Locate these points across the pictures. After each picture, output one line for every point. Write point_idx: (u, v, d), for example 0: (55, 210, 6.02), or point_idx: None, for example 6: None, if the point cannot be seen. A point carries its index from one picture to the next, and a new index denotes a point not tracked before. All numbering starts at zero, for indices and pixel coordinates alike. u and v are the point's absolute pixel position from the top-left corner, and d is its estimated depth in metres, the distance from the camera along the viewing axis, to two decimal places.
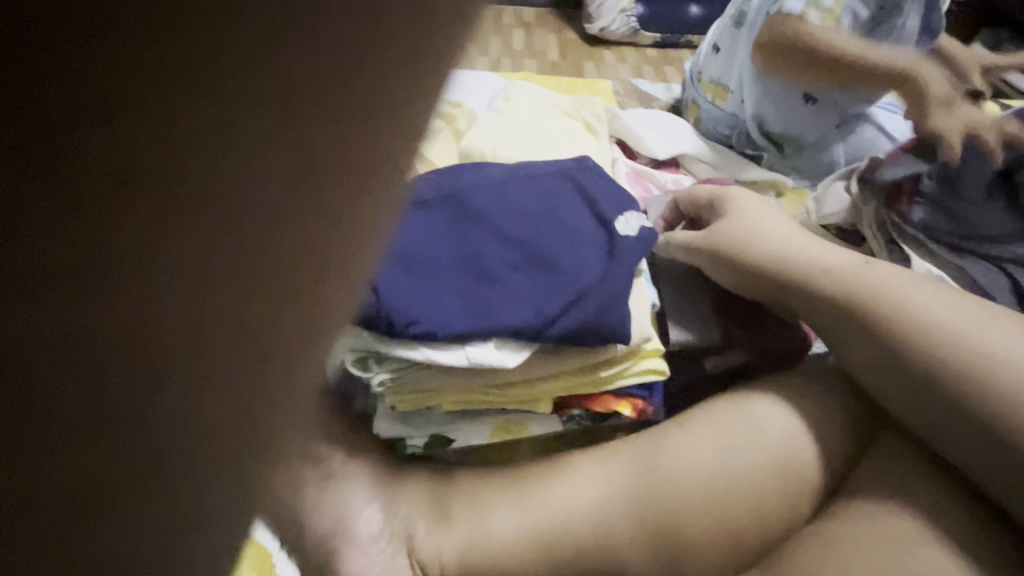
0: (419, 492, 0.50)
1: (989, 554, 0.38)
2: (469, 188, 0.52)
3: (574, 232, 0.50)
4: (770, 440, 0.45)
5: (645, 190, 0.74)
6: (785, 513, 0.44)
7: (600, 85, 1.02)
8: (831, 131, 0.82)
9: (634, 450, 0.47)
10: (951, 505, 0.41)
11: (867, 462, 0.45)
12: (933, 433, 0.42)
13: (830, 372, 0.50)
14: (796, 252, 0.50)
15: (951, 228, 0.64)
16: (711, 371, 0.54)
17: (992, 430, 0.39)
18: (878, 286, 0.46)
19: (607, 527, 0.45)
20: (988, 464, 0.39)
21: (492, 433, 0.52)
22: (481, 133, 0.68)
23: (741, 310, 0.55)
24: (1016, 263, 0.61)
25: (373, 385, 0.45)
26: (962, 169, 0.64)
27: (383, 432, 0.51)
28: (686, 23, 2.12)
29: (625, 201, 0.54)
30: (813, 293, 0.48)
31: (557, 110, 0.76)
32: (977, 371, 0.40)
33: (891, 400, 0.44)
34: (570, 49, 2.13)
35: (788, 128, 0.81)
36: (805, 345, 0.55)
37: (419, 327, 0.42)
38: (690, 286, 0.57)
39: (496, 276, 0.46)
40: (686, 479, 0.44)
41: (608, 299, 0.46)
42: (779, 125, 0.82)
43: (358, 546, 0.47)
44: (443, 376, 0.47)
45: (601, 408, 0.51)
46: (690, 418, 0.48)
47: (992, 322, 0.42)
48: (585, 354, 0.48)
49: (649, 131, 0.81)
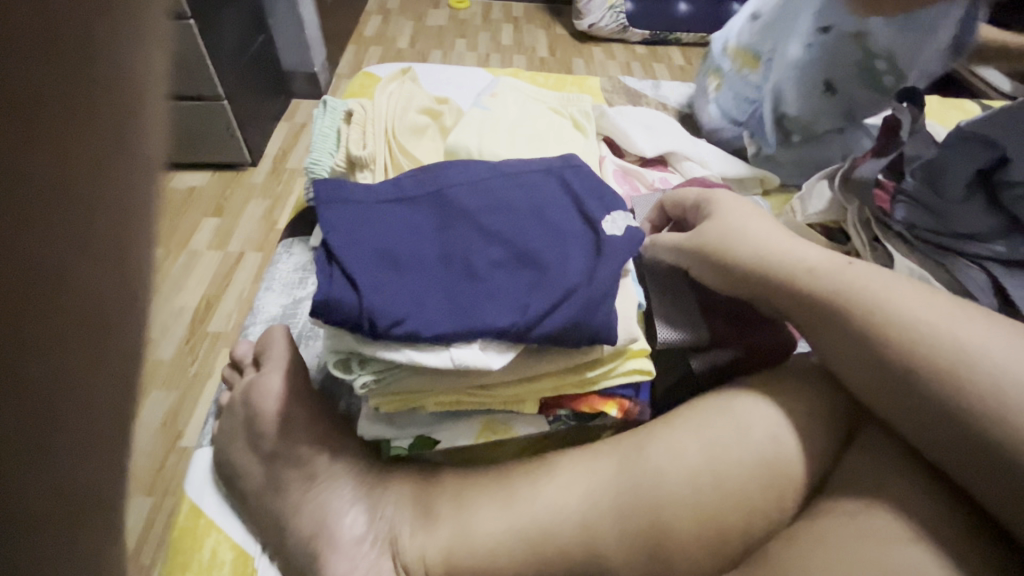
0: (404, 493, 0.49)
1: (971, 552, 0.38)
2: (455, 187, 0.51)
3: (561, 231, 0.50)
4: (756, 438, 0.45)
5: (633, 188, 0.74)
6: (771, 512, 0.44)
7: (588, 82, 1.02)
8: (842, 127, 0.80)
9: (621, 451, 0.48)
10: (933, 503, 0.41)
11: (851, 461, 0.45)
12: (914, 431, 0.42)
13: (813, 372, 0.51)
14: (782, 253, 0.50)
15: (933, 226, 0.64)
16: (698, 370, 0.55)
17: (972, 427, 0.39)
18: (861, 285, 0.46)
19: (594, 527, 0.45)
20: (969, 462, 0.39)
21: (479, 434, 0.52)
22: (468, 128, 0.67)
23: (726, 309, 0.55)
24: (997, 261, 0.61)
25: (356, 388, 0.44)
26: (942, 168, 0.64)
27: (368, 434, 0.51)
28: (676, 21, 2.10)
29: (611, 199, 0.54)
30: (798, 293, 0.49)
31: (545, 106, 0.76)
32: (958, 370, 0.40)
33: (874, 399, 0.45)
34: (560, 46, 2.12)
35: (804, 116, 0.78)
36: (789, 344, 0.54)
37: (403, 328, 0.41)
38: (676, 287, 0.57)
39: (482, 274, 0.46)
40: (672, 478, 0.44)
41: (595, 298, 0.46)
42: (794, 111, 0.78)
43: (341, 550, 0.46)
44: (427, 377, 0.46)
45: (588, 408, 0.51)
46: (675, 420, 0.48)
47: (972, 321, 0.42)
48: (572, 354, 0.48)
49: (637, 128, 0.80)
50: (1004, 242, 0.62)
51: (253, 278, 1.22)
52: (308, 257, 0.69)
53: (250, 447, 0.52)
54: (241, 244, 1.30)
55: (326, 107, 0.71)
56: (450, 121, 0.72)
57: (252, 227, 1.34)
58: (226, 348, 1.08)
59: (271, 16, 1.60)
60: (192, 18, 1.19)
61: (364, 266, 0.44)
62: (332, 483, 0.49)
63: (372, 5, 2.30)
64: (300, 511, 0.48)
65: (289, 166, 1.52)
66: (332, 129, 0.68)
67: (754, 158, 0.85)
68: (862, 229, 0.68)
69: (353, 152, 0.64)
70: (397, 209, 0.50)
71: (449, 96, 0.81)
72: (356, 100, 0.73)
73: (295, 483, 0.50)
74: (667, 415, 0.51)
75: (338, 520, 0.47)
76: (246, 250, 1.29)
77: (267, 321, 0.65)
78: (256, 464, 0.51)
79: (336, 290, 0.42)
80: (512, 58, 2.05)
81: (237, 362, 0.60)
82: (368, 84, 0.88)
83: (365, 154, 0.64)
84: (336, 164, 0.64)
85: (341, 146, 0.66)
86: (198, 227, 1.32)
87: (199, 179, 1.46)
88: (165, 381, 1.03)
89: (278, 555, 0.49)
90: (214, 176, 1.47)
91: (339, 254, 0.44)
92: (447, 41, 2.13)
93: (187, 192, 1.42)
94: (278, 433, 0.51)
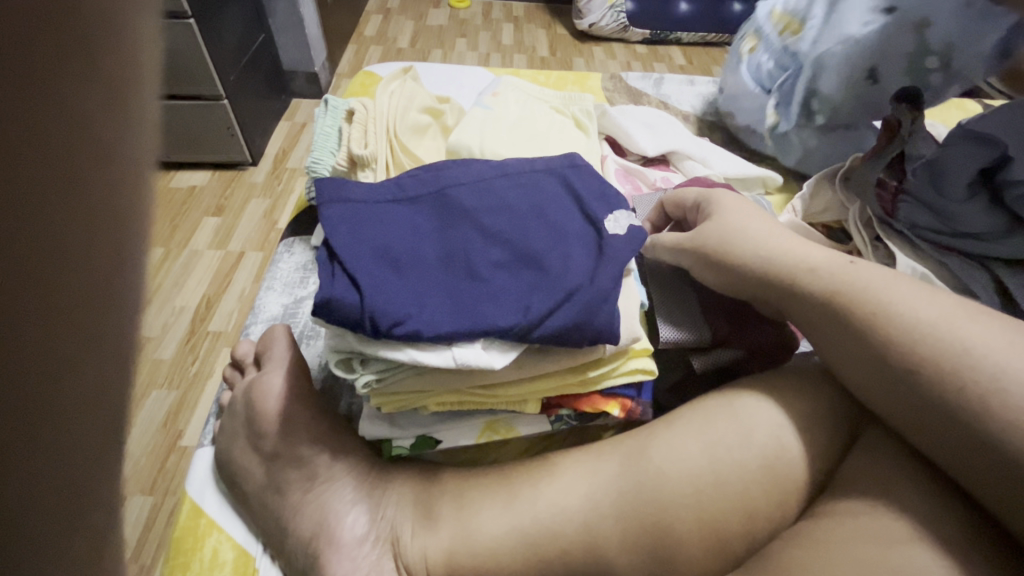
0: (405, 493, 0.49)
1: (975, 552, 0.38)
2: (456, 186, 0.51)
3: (562, 230, 0.50)
4: (758, 438, 0.45)
5: (634, 187, 0.73)
6: (773, 513, 0.44)
7: (590, 82, 1.02)
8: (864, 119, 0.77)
9: (623, 452, 0.47)
10: (936, 503, 0.41)
11: (854, 461, 0.45)
12: (917, 431, 0.42)
13: (816, 372, 0.50)
14: (784, 253, 0.50)
15: (935, 226, 0.64)
16: (700, 370, 0.55)
17: (976, 427, 0.39)
18: (863, 285, 0.46)
19: (595, 527, 0.45)
20: (973, 462, 0.39)
21: (480, 433, 0.52)
22: (469, 127, 0.67)
23: (728, 308, 0.55)
24: (1000, 261, 0.62)
25: (358, 387, 0.44)
26: (945, 169, 0.62)
27: (370, 434, 0.51)
28: (677, 20, 2.09)
29: (613, 199, 0.54)
30: (801, 294, 0.48)
31: (546, 105, 0.75)
32: (961, 369, 0.40)
33: (878, 401, 0.45)
34: (561, 46, 2.12)
35: (836, 97, 0.75)
36: (791, 343, 0.54)
37: (404, 328, 0.41)
38: (677, 287, 0.57)
39: (485, 275, 0.46)
40: (675, 479, 0.44)
41: (597, 298, 0.45)
42: (828, 89, 0.75)
43: (342, 550, 0.46)
44: (429, 377, 0.46)
45: (590, 408, 0.50)
46: (678, 420, 0.48)
47: (976, 321, 0.42)
48: (573, 354, 0.47)
49: (639, 128, 0.80)
50: (1010, 242, 0.61)
51: (253, 277, 1.22)
52: (309, 257, 0.69)
53: (251, 447, 0.52)
54: (241, 244, 1.30)
55: (327, 106, 0.70)
56: (451, 121, 0.72)
57: (252, 227, 1.34)
58: (226, 348, 1.08)
59: (271, 15, 1.60)
60: (192, 17, 1.19)
61: (366, 265, 0.43)
62: (333, 484, 0.49)
63: (373, 5, 2.30)
64: (300, 511, 0.48)
65: (290, 166, 1.52)
66: (333, 129, 0.68)
67: (771, 132, 0.83)
68: (863, 228, 0.68)
69: (355, 151, 0.64)
70: (397, 209, 0.50)
71: (450, 96, 0.80)
72: (357, 100, 0.73)
73: (295, 483, 0.50)
74: (670, 415, 0.51)
75: (339, 520, 0.47)
76: (246, 250, 1.29)
77: (267, 320, 0.65)
78: (256, 464, 0.51)
79: (338, 290, 0.42)
80: (512, 58, 2.04)
81: (237, 362, 0.60)
82: (369, 83, 0.88)
83: (366, 152, 0.63)
84: (337, 164, 0.64)
85: (342, 145, 0.66)
86: (199, 226, 1.32)
87: (200, 178, 1.46)
88: (166, 381, 1.03)
89: (278, 556, 0.49)
90: (215, 176, 1.47)
91: (340, 254, 0.44)
92: (447, 41, 2.12)
93: (188, 192, 1.42)
94: (278, 432, 0.51)
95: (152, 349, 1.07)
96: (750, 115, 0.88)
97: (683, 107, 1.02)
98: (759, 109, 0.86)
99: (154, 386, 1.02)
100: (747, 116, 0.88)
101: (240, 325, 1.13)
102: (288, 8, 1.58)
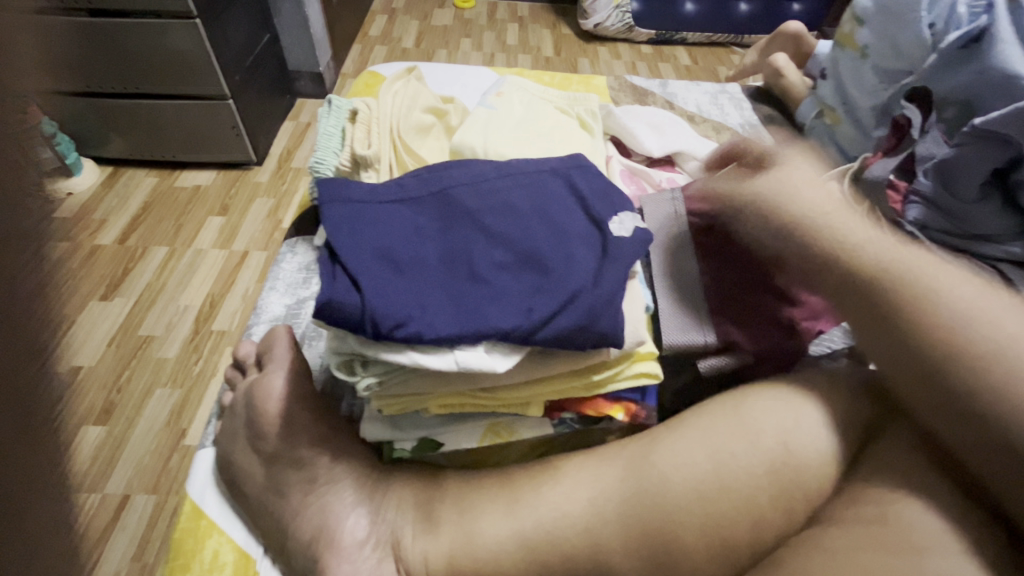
0: (406, 496, 0.48)
1: (986, 559, 0.37)
2: (458, 186, 0.51)
3: (567, 231, 0.49)
4: (766, 443, 0.44)
5: (639, 188, 0.73)
6: (782, 520, 0.42)
7: (596, 81, 1.01)
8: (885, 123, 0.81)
9: (627, 456, 0.47)
10: (947, 509, 0.40)
11: (864, 467, 0.44)
12: (943, 429, 0.41)
13: (827, 378, 0.49)
14: (836, 227, 0.48)
15: (944, 226, 0.64)
16: (706, 375, 0.54)
17: (1002, 426, 0.37)
18: (913, 269, 0.44)
19: (596, 531, 0.44)
20: (997, 465, 0.38)
21: (483, 436, 0.51)
22: (473, 127, 0.66)
23: (737, 306, 0.54)
24: (1010, 262, 0.61)
25: (359, 390, 0.44)
26: (955, 166, 0.62)
27: (371, 436, 0.50)
28: (682, 20, 2.08)
29: (618, 199, 0.53)
30: (845, 268, 0.46)
31: (551, 105, 0.75)
32: (991, 364, 0.38)
33: (909, 397, 0.43)
34: (565, 46, 2.11)
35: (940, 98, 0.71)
36: (802, 350, 0.53)
37: (406, 330, 0.41)
38: (684, 280, 0.56)
39: (490, 278, 0.45)
40: (679, 485, 0.44)
41: (601, 300, 0.45)
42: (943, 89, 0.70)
43: (343, 553, 0.46)
44: (431, 380, 0.45)
45: (593, 412, 0.50)
46: (684, 425, 0.48)
47: (1011, 311, 0.40)
48: (577, 358, 0.47)
49: (644, 128, 0.79)
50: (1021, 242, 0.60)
51: (258, 277, 1.23)
52: (312, 257, 0.69)
53: (252, 448, 0.51)
54: (245, 244, 1.29)
55: (330, 106, 0.70)
56: (455, 121, 0.72)
57: (256, 227, 1.34)
58: (229, 347, 1.08)
59: (276, 16, 1.61)
60: (197, 17, 1.20)
61: (367, 266, 0.43)
62: (334, 486, 0.48)
63: (376, 6, 2.30)
64: (301, 514, 0.48)
65: (294, 166, 1.52)
66: (337, 129, 0.68)
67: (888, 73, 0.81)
68: None
69: (358, 152, 0.64)
70: (398, 209, 0.49)
71: (454, 96, 0.80)
72: (359, 99, 0.72)
73: (296, 485, 0.49)
74: (678, 417, 0.50)
75: (340, 524, 0.47)
76: (250, 249, 1.29)
77: (270, 321, 0.64)
78: (258, 465, 0.51)
79: (339, 291, 0.41)
80: (517, 58, 2.04)
81: (239, 362, 0.60)
82: (372, 84, 0.87)
83: (370, 153, 0.63)
84: (340, 164, 0.64)
85: (345, 145, 0.65)
86: (203, 225, 1.33)
87: (204, 178, 1.46)
88: (169, 380, 1.03)
89: (279, 558, 0.49)
90: (220, 176, 1.48)
91: (341, 254, 0.44)
92: (451, 41, 2.12)
93: (193, 191, 1.42)
94: (280, 433, 0.50)
95: (157, 348, 1.07)
96: (887, 45, 0.82)
97: (689, 106, 1.01)
98: (908, 47, 0.79)
99: (157, 385, 1.02)
100: (886, 43, 0.82)
101: (243, 325, 1.13)
102: (292, 9, 1.59)
